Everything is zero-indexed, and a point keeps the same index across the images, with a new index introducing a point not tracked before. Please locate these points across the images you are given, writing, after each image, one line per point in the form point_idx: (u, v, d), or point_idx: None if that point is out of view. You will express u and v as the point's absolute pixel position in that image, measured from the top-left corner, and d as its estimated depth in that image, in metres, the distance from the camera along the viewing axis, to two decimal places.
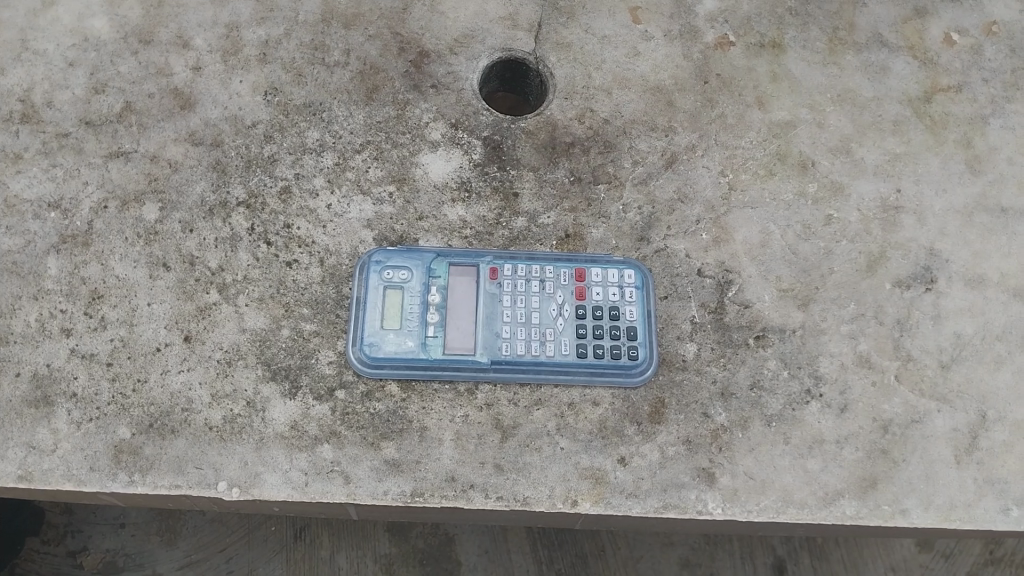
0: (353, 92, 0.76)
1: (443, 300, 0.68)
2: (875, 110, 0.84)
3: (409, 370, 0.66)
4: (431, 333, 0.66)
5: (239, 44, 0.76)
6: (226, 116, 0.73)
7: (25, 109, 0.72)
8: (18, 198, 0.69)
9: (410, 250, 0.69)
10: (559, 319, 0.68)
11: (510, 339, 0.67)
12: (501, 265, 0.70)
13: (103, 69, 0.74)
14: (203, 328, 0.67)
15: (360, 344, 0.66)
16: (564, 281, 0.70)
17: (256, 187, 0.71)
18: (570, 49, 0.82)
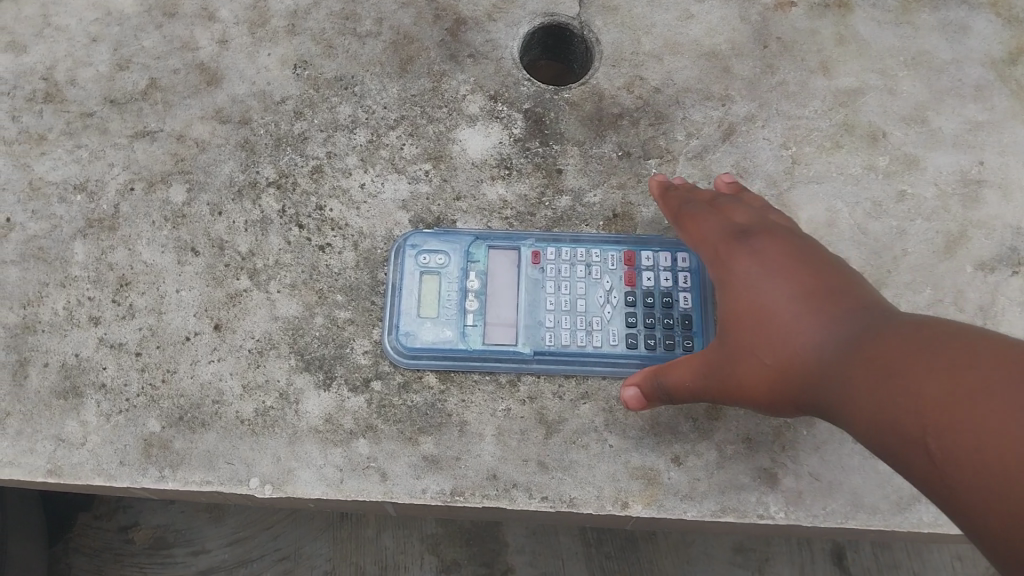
0: (386, 64, 0.71)
1: (481, 286, 0.64)
2: (954, 74, 0.76)
3: (448, 361, 0.62)
4: (469, 322, 0.62)
5: (267, 15, 0.72)
6: (254, 91, 0.69)
7: (49, 88, 0.70)
8: (43, 181, 0.67)
9: (447, 233, 0.65)
10: (607, 307, 0.64)
11: (554, 328, 0.63)
12: (544, 248, 0.65)
13: (126, 44, 0.71)
14: (233, 316, 0.64)
15: (396, 334, 0.63)
16: (612, 265, 0.65)
17: (287, 167, 0.68)
18: (617, 13, 0.76)
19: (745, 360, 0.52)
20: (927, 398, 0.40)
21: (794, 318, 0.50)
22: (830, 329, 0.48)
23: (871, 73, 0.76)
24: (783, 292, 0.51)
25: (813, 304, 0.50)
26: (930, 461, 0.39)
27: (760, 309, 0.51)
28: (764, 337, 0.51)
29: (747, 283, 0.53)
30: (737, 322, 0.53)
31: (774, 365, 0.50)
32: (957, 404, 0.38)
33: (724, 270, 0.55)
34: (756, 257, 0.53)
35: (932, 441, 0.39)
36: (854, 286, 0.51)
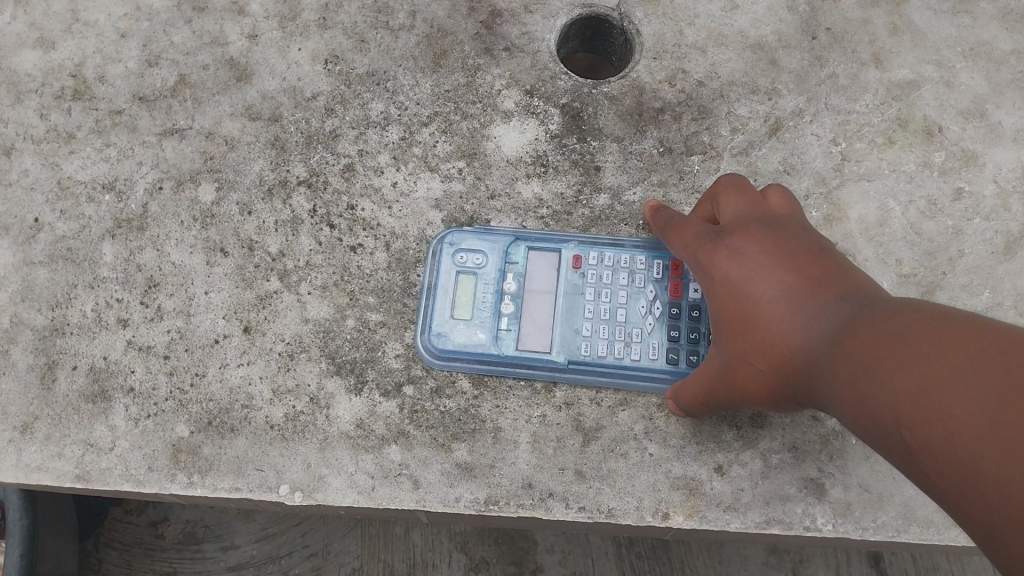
0: (419, 58, 0.69)
1: (518, 291, 0.61)
2: (1016, 65, 0.72)
3: (479, 365, 0.60)
4: (503, 326, 0.60)
5: (297, 8, 0.70)
6: (284, 88, 0.68)
7: (77, 85, 0.68)
8: (72, 179, 0.66)
9: (484, 233, 0.63)
10: (648, 318, 0.60)
11: (591, 337, 0.60)
12: (585, 252, 0.62)
13: (156, 40, 0.69)
14: (262, 318, 0.62)
15: (427, 334, 0.61)
16: (657, 274, 0.61)
17: (318, 165, 0.66)
18: (659, 3, 0.72)
19: (741, 369, 0.49)
20: (892, 391, 0.36)
21: (775, 317, 0.47)
22: (812, 322, 0.44)
23: (927, 65, 0.72)
24: (767, 289, 0.47)
25: (800, 297, 0.46)
26: (906, 456, 0.35)
27: (744, 311, 0.49)
28: (752, 342, 0.48)
29: (732, 283, 0.49)
30: (727, 328, 0.50)
31: (765, 369, 0.47)
32: (918, 394, 0.34)
33: (707, 274, 0.51)
34: (744, 251, 0.50)
35: (905, 433, 0.35)
36: (838, 266, 0.47)
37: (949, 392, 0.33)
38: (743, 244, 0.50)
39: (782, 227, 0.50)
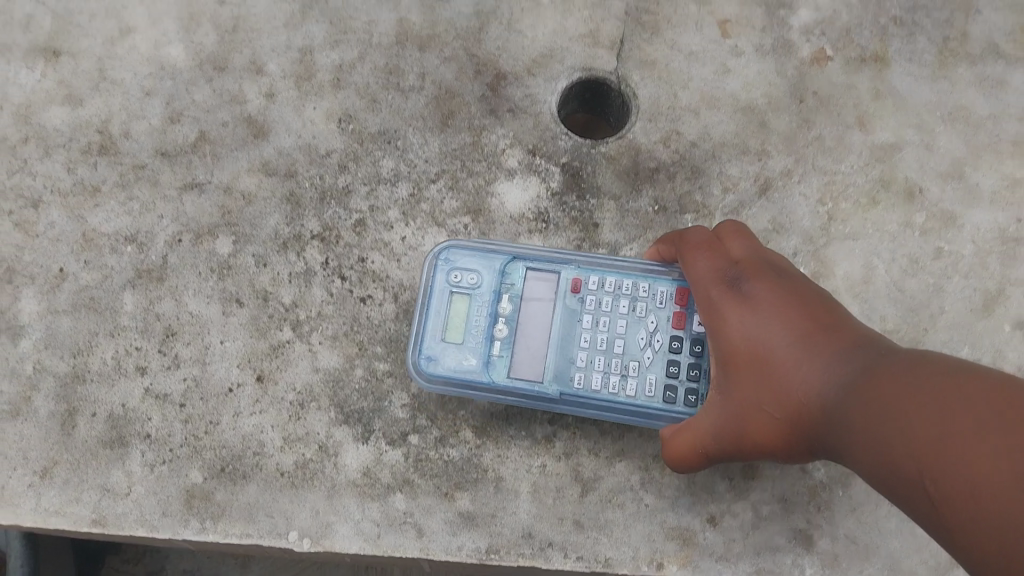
0: (428, 118, 0.73)
1: (513, 314, 0.63)
2: (992, 131, 0.76)
3: (470, 388, 0.62)
4: (496, 351, 0.62)
5: (313, 69, 0.74)
6: (300, 145, 0.71)
7: (103, 141, 0.72)
8: (96, 232, 0.69)
9: (482, 251, 0.64)
10: (646, 350, 0.62)
11: (586, 367, 0.61)
12: (585, 277, 0.64)
13: (178, 98, 0.73)
14: (275, 366, 0.65)
15: (418, 355, 0.62)
16: (659, 304, 0.63)
17: (330, 219, 0.69)
18: (655, 67, 0.76)
19: (752, 414, 0.53)
20: (907, 435, 0.40)
21: (792, 367, 0.51)
22: (826, 373, 0.49)
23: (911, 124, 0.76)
24: (783, 342, 0.52)
25: (814, 349, 0.51)
26: (916, 494, 0.39)
27: (760, 360, 0.53)
28: (768, 391, 0.52)
29: (748, 334, 0.54)
30: (742, 375, 0.54)
31: (777, 415, 0.52)
32: (932, 440, 0.38)
33: (723, 321, 0.56)
34: (762, 305, 0.55)
35: (927, 481, 0.38)
36: (848, 319, 0.52)
37: (961, 434, 0.37)
38: (758, 297, 0.55)
39: (794, 282, 0.56)
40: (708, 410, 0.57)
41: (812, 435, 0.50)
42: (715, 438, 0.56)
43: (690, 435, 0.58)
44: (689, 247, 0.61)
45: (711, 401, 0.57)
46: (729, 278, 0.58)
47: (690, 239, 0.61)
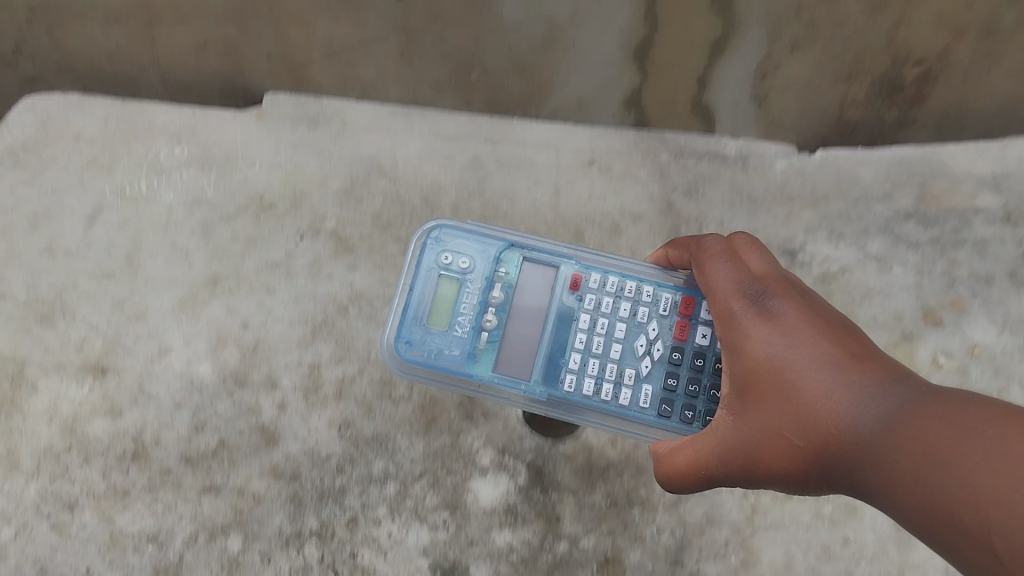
0: (414, 423, 0.90)
1: (505, 303, 0.80)
2: None
3: (441, 372, 0.78)
4: (480, 344, 0.79)
5: (319, 380, 0.91)
6: (304, 449, 0.88)
7: (136, 446, 0.88)
8: (122, 532, 0.84)
9: (478, 239, 0.83)
10: (642, 357, 0.79)
11: (574, 368, 0.78)
12: (583, 276, 0.82)
13: (203, 410, 0.90)
14: (347, 531, 0.85)
15: (398, 340, 0.79)
16: (661, 311, 0.81)
17: (327, 516, 0.85)
18: (591, 423, 0.90)
19: (770, 435, 0.64)
20: (892, 448, 0.55)
21: (806, 382, 0.63)
22: (835, 387, 0.61)
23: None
24: (797, 359, 0.64)
25: (824, 364, 0.63)
26: (947, 535, 0.50)
27: (774, 374, 0.65)
28: (787, 413, 0.63)
29: (769, 348, 0.66)
30: (752, 396, 0.66)
31: (791, 436, 0.62)
32: (905, 451, 0.54)
33: (744, 339, 0.68)
34: (779, 319, 0.67)
35: (972, 513, 0.48)
36: (838, 324, 0.68)
37: (949, 466, 0.51)
38: (778, 310, 0.68)
39: (796, 292, 0.70)
40: (724, 432, 0.67)
41: (826, 460, 0.60)
42: (731, 457, 0.66)
43: (703, 460, 0.68)
44: (710, 261, 0.74)
45: (721, 422, 0.68)
46: (750, 292, 0.70)
47: (711, 253, 0.74)
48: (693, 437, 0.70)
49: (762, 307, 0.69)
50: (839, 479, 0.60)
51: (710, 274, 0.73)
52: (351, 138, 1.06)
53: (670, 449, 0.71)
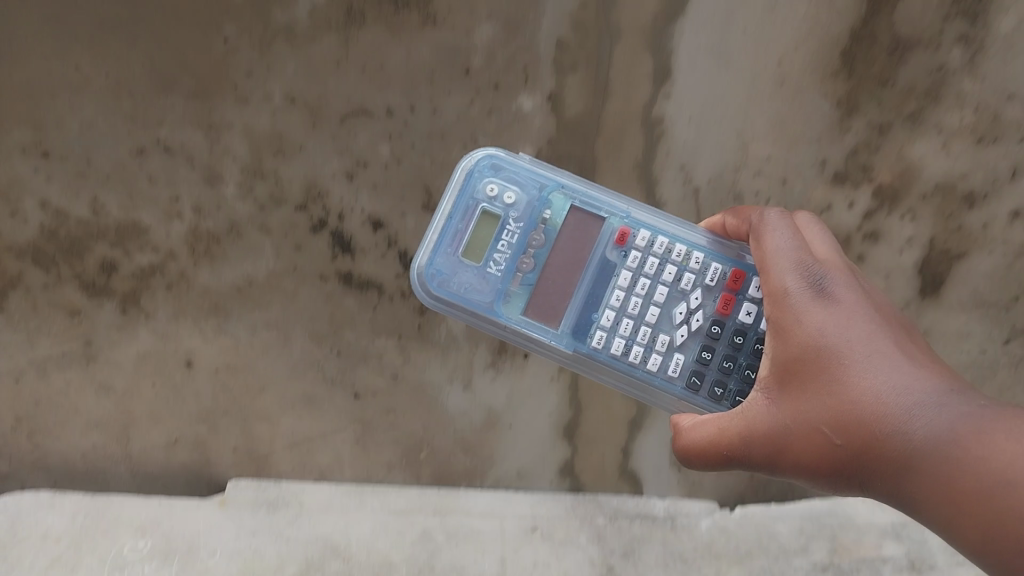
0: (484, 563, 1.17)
1: (545, 246, 1.00)
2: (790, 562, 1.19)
3: (467, 310, 1.00)
4: (512, 284, 0.99)
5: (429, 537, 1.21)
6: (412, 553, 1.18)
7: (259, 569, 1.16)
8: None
9: (526, 177, 1.02)
10: (674, 326, 0.98)
11: (599, 333, 0.98)
12: (625, 233, 0.99)
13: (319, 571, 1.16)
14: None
15: (429, 270, 0.99)
16: (689, 294, 0.98)
17: None
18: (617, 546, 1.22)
19: (806, 425, 0.78)
20: (946, 452, 0.69)
21: (856, 377, 0.76)
22: (885, 382, 0.75)
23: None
24: (848, 349, 0.78)
25: (872, 360, 0.76)
26: (973, 528, 0.66)
27: (822, 362, 0.78)
28: (827, 405, 0.77)
29: (817, 332, 0.79)
30: (791, 385, 0.80)
31: (828, 431, 0.76)
32: (960, 462, 0.68)
33: (794, 322, 0.81)
34: (833, 305, 0.81)
35: (983, 513, 0.66)
36: (885, 319, 0.82)
37: (987, 467, 0.67)
38: (831, 296, 0.81)
39: (845, 278, 0.84)
40: (758, 416, 0.82)
41: (862, 462, 0.75)
42: (761, 446, 0.81)
43: (729, 440, 0.83)
44: (768, 230, 0.87)
45: (754, 407, 0.83)
46: (804, 272, 0.83)
47: (771, 223, 0.87)
48: (719, 417, 0.85)
49: (816, 291, 0.82)
50: (868, 482, 0.75)
51: (766, 243, 0.86)
52: (421, 371, 1.28)
53: (694, 425, 0.87)
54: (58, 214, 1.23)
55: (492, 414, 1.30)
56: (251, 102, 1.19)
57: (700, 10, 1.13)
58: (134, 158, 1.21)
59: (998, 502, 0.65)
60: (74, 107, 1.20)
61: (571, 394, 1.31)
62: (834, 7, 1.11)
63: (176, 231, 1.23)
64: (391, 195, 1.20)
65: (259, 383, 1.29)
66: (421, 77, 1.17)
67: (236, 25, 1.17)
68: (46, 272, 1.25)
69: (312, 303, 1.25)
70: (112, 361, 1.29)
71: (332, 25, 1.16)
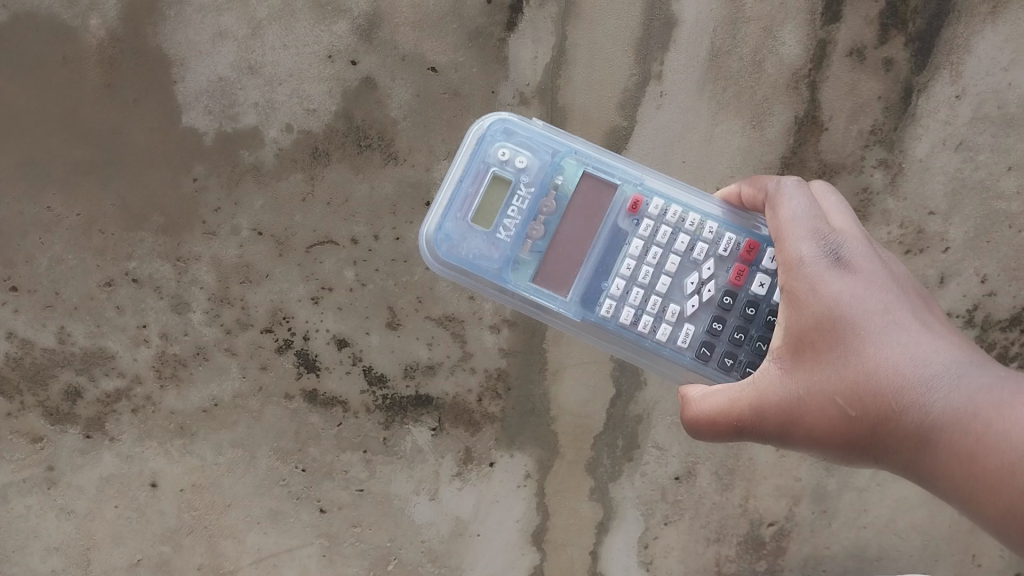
0: None
1: (556, 213, 0.94)
2: None
3: (474, 267, 0.93)
4: (523, 250, 0.93)
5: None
6: None
7: None
8: None
9: (539, 142, 0.95)
10: (684, 286, 0.92)
11: (610, 288, 0.93)
12: (639, 202, 0.93)
13: None
14: None
15: (438, 235, 0.93)
16: (703, 256, 0.93)
17: None
18: None
19: (821, 395, 0.72)
20: (965, 429, 0.64)
21: (874, 348, 0.71)
22: (905, 354, 0.69)
23: (698, 539, 1.28)
24: (865, 319, 0.72)
25: (891, 330, 0.71)
26: (992, 504, 0.61)
27: (836, 331, 0.73)
28: (842, 375, 0.71)
29: (834, 301, 0.73)
30: (807, 356, 0.74)
31: (842, 403, 0.71)
32: (980, 437, 0.63)
33: (809, 290, 0.75)
34: (851, 274, 0.75)
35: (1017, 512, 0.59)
36: (907, 288, 0.76)
37: (1011, 443, 0.61)
38: (849, 264, 0.75)
39: (866, 246, 0.77)
40: (769, 388, 0.76)
41: (879, 436, 0.70)
42: (773, 416, 0.75)
43: (739, 412, 0.76)
44: (783, 197, 0.80)
45: (767, 378, 0.77)
46: (821, 241, 0.77)
47: (787, 189, 0.80)
48: (730, 388, 0.79)
49: (834, 259, 0.76)
50: (885, 454, 0.70)
51: (782, 211, 0.80)
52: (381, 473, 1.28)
53: (703, 396, 0.80)
54: (24, 343, 1.26)
55: (458, 523, 1.29)
56: (218, 236, 1.24)
57: (643, 143, 1.22)
58: (102, 289, 1.25)
59: (1018, 482, 0.59)
60: (46, 244, 1.25)
61: (537, 501, 1.29)
62: (765, 139, 1.20)
63: (142, 356, 1.26)
64: (355, 316, 1.24)
65: (224, 501, 1.28)
66: (383, 209, 1.22)
67: (205, 165, 1.23)
68: (11, 400, 1.27)
69: (276, 421, 1.27)
70: (74, 485, 1.28)
71: (298, 163, 1.23)
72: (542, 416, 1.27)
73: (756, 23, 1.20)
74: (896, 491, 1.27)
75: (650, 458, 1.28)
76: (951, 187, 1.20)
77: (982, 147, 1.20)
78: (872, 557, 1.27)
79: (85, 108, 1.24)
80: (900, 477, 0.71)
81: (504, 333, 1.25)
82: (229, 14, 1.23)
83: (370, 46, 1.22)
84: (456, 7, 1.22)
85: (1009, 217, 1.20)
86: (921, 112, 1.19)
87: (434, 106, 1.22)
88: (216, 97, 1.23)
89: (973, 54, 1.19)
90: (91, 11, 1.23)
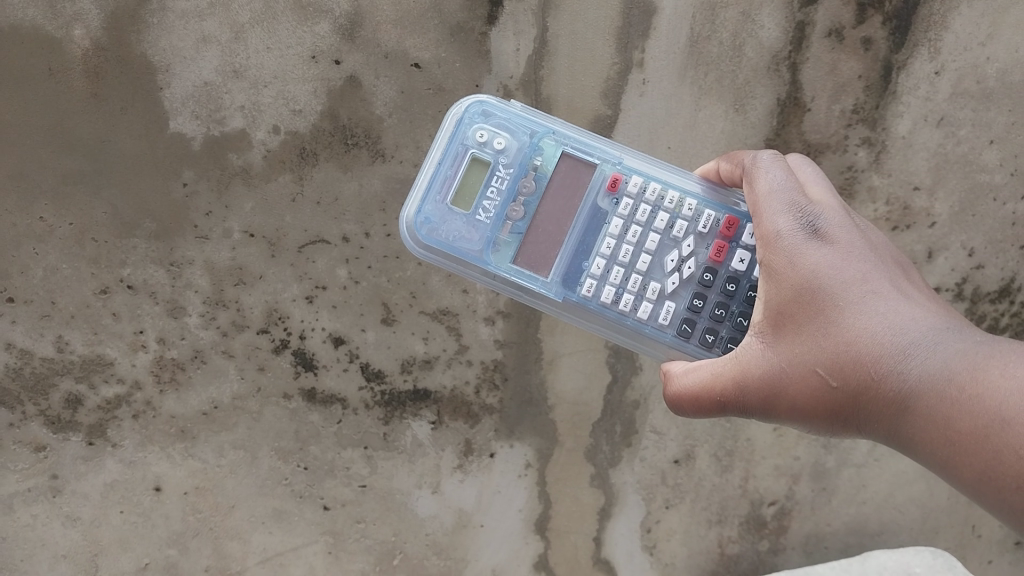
0: None
1: (535, 193, 0.95)
2: None
3: (454, 250, 0.95)
4: (504, 230, 0.94)
5: None
6: None
7: None
8: None
9: (517, 123, 0.97)
10: (663, 263, 0.94)
11: (591, 269, 0.94)
12: (618, 181, 0.94)
13: None
14: None
15: (418, 219, 0.94)
16: (683, 234, 0.94)
17: None
18: None
19: (801, 367, 0.74)
20: (941, 395, 0.65)
21: (851, 317, 0.72)
22: (883, 323, 0.71)
23: (700, 521, 1.30)
24: (842, 289, 0.73)
25: (869, 300, 0.73)
26: (968, 468, 0.62)
27: (814, 303, 0.74)
28: (822, 347, 0.73)
29: (812, 273, 0.74)
30: (786, 328, 0.76)
31: (823, 373, 0.73)
32: (956, 401, 0.64)
33: (787, 263, 0.76)
34: (829, 246, 0.76)
35: (989, 473, 0.60)
36: (884, 257, 0.78)
37: (984, 405, 0.61)
38: (825, 235, 0.77)
39: (844, 216, 0.79)
40: (750, 362, 0.77)
41: (860, 404, 0.71)
42: (755, 389, 0.76)
43: (722, 386, 0.77)
44: (759, 170, 0.81)
45: (749, 351, 0.78)
46: (798, 213, 0.78)
47: (763, 163, 0.82)
48: (712, 363, 0.80)
49: (811, 231, 0.77)
50: (865, 422, 0.72)
51: (759, 185, 0.81)
52: (386, 472, 1.29)
53: (685, 372, 0.81)
54: (23, 353, 1.27)
55: (461, 515, 1.30)
56: (211, 239, 1.25)
57: (628, 130, 1.23)
58: (99, 297, 1.26)
59: (993, 443, 0.60)
60: (40, 254, 1.26)
61: (539, 490, 1.30)
62: (749, 122, 1.21)
63: (141, 362, 1.27)
64: (350, 314, 1.25)
65: (228, 502, 1.29)
66: (373, 207, 1.23)
67: (194, 170, 1.24)
68: (12, 410, 1.28)
69: (276, 421, 1.28)
70: (79, 492, 1.29)
71: (286, 164, 1.24)
72: (539, 405, 1.29)
73: (735, 7, 1.21)
74: (894, 466, 1.29)
75: (649, 443, 1.29)
76: (935, 162, 1.21)
77: (963, 122, 1.21)
78: (872, 532, 1.29)
79: (72, 118, 1.24)
80: (883, 444, 0.72)
81: (499, 324, 1.26)
82: (212, 19, 1.23)
83: (353, 45, 1.22)
84: (437, 3, 1.22)
85: (994, 189, 1.22)
86: (901, 89, 1.20)
87: (419, 102, 1.22)
88: (202, 102, 1.24)
89: (950, 30, 1.20)
90: (74, 21, 1.23)
